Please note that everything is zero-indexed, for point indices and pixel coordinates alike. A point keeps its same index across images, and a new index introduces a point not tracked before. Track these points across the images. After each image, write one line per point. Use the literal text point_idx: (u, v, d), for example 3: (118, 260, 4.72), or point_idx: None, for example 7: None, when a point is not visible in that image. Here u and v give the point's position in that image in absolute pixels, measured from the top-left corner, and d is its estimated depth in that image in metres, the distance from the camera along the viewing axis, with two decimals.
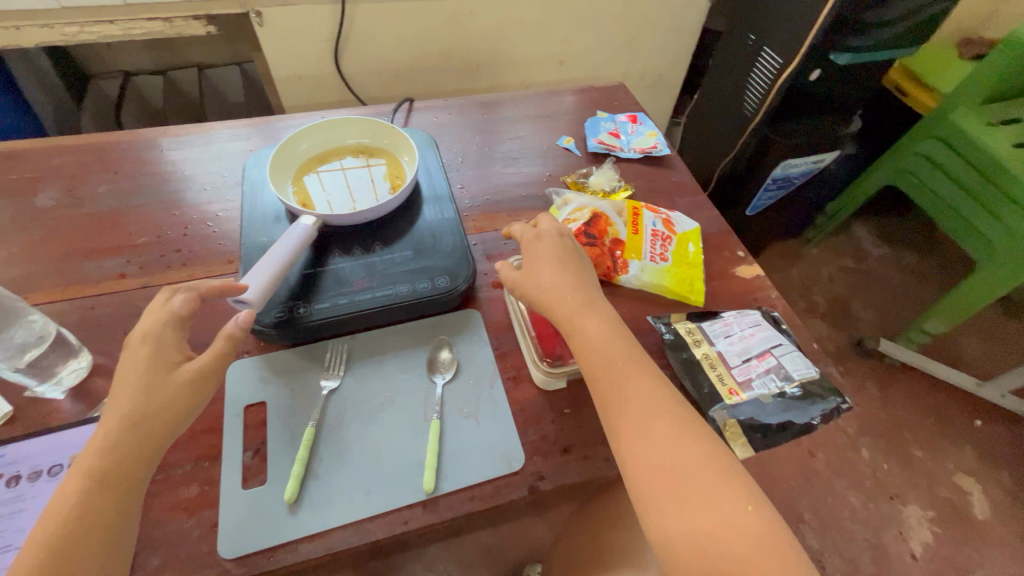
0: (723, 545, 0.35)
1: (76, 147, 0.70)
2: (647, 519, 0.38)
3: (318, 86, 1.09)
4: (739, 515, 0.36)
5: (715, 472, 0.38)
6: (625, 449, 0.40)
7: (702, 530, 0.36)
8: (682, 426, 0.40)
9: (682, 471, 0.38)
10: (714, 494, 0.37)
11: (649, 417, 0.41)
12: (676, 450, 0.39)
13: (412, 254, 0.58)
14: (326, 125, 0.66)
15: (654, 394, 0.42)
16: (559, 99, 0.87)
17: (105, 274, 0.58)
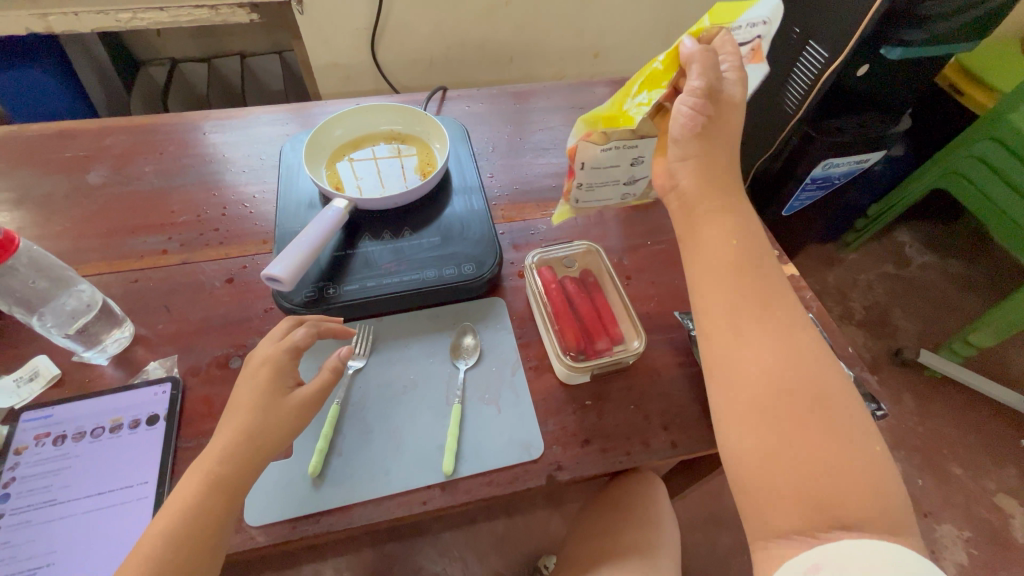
0: (813, 472, 0.36)
1: (125, 128, 0.73)
2: (732, 435, 0.40)
3: (353, 75, 1.11)
4: (854, 450, 0.37)
5: (818, 407, 0.38)
6: (727, 367, 0.41)
7: (801, 455, 0.37)
8: (810, 352, 0.40)
9: (794, 397, 0.38)
10: (829, 427, 0.37)
11: (767, 338, 0.40)
12: (783, 374, 0.39)
13: (440, 240, 0.59)
14: (360, 111, 0.67)
15: (787, 316, 0.41)
16: (593, 90, 0.86)
17: (148, 250, 0.61)
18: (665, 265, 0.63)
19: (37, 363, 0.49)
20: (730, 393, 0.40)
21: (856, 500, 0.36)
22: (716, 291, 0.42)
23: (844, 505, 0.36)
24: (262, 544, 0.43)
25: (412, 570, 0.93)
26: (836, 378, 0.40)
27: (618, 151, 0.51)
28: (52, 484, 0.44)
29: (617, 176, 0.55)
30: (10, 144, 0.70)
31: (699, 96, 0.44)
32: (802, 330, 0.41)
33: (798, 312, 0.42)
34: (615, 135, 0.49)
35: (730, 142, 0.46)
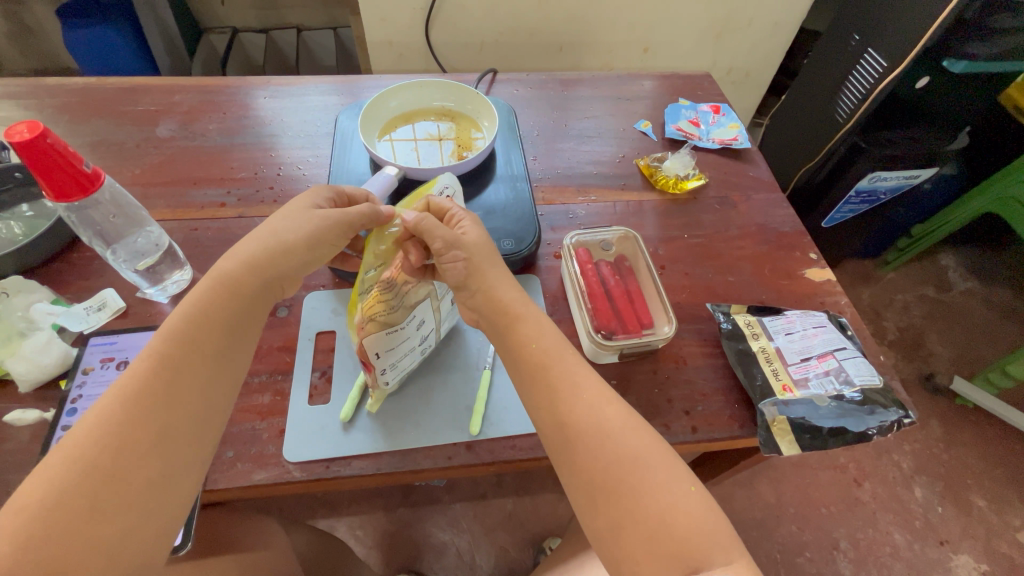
0: (666, 527, 0.35)
1: (193, 88, 0.77)
2: (588, 518, 0.38)
3: (406, 53, 1.13)
4: (679, 495, 0.36)
5: (657, 456, 0.38)
6: (569, 450, 0.39)
7: (643, 518, 0.36)
8: (617, 421, 0.39)
9: (618, 466, 0.37)
10: (651, 484, 0.37)
11: (574, 426, 0.39)
12: (612, 435, 0.38)
13: (482, 215, 0.61)
14: (415, 86, 0.69)
15: (583, 392, 0.40)
16: (641, 82, 0.86)
17: (209, 202, 0.65)
18: (701, 259, 0.64)
19: (105, 295, 0.54)
20: (575, 486, 0.39)
21: (711, 543, 0.34)
22: (539, 380, 0.42)
23: (704, 552, 0.34)
24: (296, 479, 0.45)
25: (421, 537, 0.96)
26: (644, 431, 0.39)
27: (407, 325, 0.46)
28: None
29: (413, 345, 0.48)
30: (90, 96, 0.75)
31: (447, 246, 0.45)
32: (604, 400, 0.40)
33: (593, 382, 0.41)
34: (389, 312, 0.45)
35: (492, 262, 0.47)
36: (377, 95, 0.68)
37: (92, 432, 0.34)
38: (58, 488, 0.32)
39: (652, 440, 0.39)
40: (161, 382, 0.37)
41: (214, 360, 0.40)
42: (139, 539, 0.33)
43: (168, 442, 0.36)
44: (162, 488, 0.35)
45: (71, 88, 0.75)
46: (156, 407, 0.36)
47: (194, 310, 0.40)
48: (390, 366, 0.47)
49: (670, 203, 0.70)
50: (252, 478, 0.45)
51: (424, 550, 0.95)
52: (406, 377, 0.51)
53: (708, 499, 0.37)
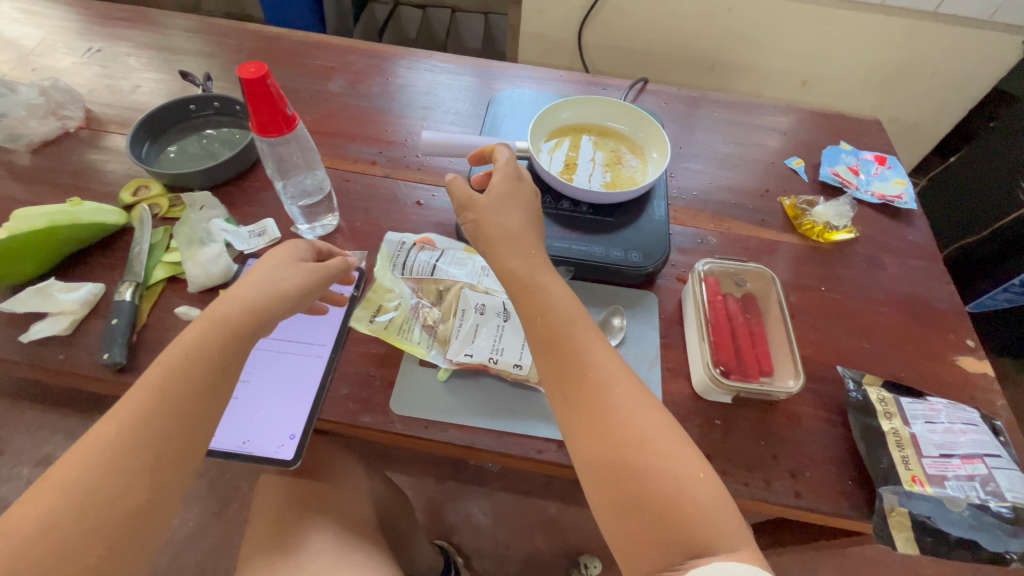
0: (667, 510, 0.34)
1: (365, 51, 0.84)
2: (589, 493, 0.37)
3: (554, 47, 1.15)
4: (686, 484, 0.34)
5: (666, 440, 0.36)
6: (581, 422, 0.38)
7: (645, 505, 0.34)
8: (626, 402, 0.37)
9: (623, 450, 0.36)
10: (658, 469, 0.35)
11: (587, 405, 0.38)
12: (620, 425, 0.37)
13: (614, 221, 0.60)
14: (595, 100, 0.66)
15: (596, 370, 0.39)
16: (801, 117, 0.80)
17: (361, 157, 0.70)
18: (835, 317, 0.59)
19: (266, 223, 0.60)
20: (581, 461, 0.38)
21: (716, 534, 0.33)
22: (561, 354, 0.41)
23: (708, 545, 0.32)
24: (397, 430, 0.48)
25: (463, 514, 0.99)
26: (659, 416, 0.37)
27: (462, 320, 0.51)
28: None
29: (494, 325, 0.51)
30: (279, 45, 0.83)
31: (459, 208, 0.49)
32: (621, 377, 0.39)
33: (622, 368, 0.40)
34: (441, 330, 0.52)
35: (501, 227, 0.47)
36: (550, 104, 0.66)
37: (95, 448, 0.34)
38: (48, 508, 0.32)
39: (667, 425, 0.37)
40: (160, 403, 0.36)
41: (215, 383, 0.39)
42: (129, 560, 0.33)
43: (151, 470, 0.35)
44: (155, 507, 0.35)
45: (265, 35, 0.84)
46: (154, 428, 0.36)
47: (190, 341, 0.39)
48: (491, 351, 0.49)
49: (810, 250, 0.65)
50: (358, 419, 0.48)
51: (462, 528, 0.98)
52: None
53: (718, 488, 0.35)
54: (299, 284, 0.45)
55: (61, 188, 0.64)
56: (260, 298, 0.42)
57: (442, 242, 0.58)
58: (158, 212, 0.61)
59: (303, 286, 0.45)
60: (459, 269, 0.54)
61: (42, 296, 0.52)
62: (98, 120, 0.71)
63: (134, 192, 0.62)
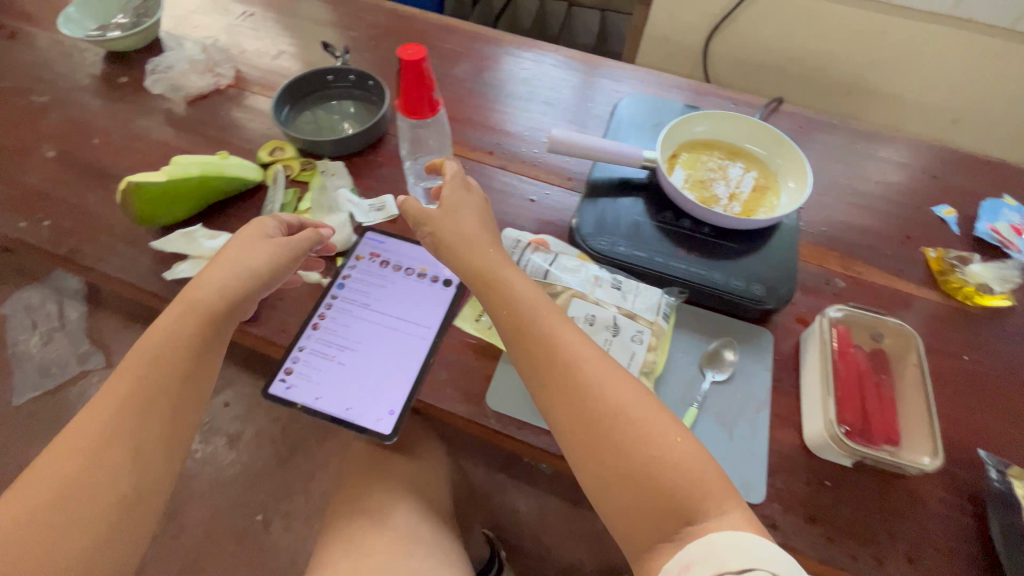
0: (652, 476, 0.36)
1: (493, 39, 0.84)
2: (579, 471, 0.39)
3: (677, 53, 1.10)
4: (662, 444, 0.37)
5: (637, 410, 0.38)
6: (562, 404, 0.40)
7: (628, 468, 0.37)
8: (595, 377, 0.40)
9: (601, 422, 0.38)
10: (635, 438, 0.37)
11: (562, 387, 0.40)
12: (590, 399, 0.39)
13: (737, 247, 0.57)
14: (733, 117, 0.63)
15: (561, 348, 0.41)
16: (957, 161, 0.72)
17: (480, 146, 0.70)
18: (977, 393, 0.52)
19: (385, 200, 0.61)
20: (569, 444, 0.40)
21: (704, 495, 0.35)
22: (530, 331, 0.43)
23: (698, 508, 0.34)
24: (490, 426, 0.48)
25: (510, 509, 0.99)
26: (625, 386, 0.40)
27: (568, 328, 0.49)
28: (370, 293, 0.54)
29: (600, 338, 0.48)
30: (412, 25, 0.85)
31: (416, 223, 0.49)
32: (582, 347, 0.42)
33: (579, 338, 0.42)
34: None
35: (464, 243, 0.47)
36: (685, 116, 0.63)
37: (82, 440, 0.39)
38: (43, 490, 0.37)
39: (639, 395, 0.39)
40: (131, 401, 0.41)
41: (184, 378, 0.43)
42: (124, 531, 0.38)
43: (132, 451, 0.39)
44: (142, 495, 0.40)
45: (401, 14, 0.87)
46: (131, 419, 0.40)
47: (156, 341, 0.43)
48: None
49: (953, 311, 0.58)
50: (454, 407, 0.49)
51: (507, 522, 0.98)
52: (646, 367, 0.48)
53: (695, 451, 0.37)
54: (271, 259, 0.48)
55: (210, 140, 0.69)
56: (230, 280, 0.47)
57: (557, 246, 0.56)
58: (290, 173, 0.64)
59: (270, 261, 0.48)
60: (571, 275, 0.52)
61: (187, 240, 0.56)
62: (246, 80, 0.76)
63: (270, 152, 0.66)
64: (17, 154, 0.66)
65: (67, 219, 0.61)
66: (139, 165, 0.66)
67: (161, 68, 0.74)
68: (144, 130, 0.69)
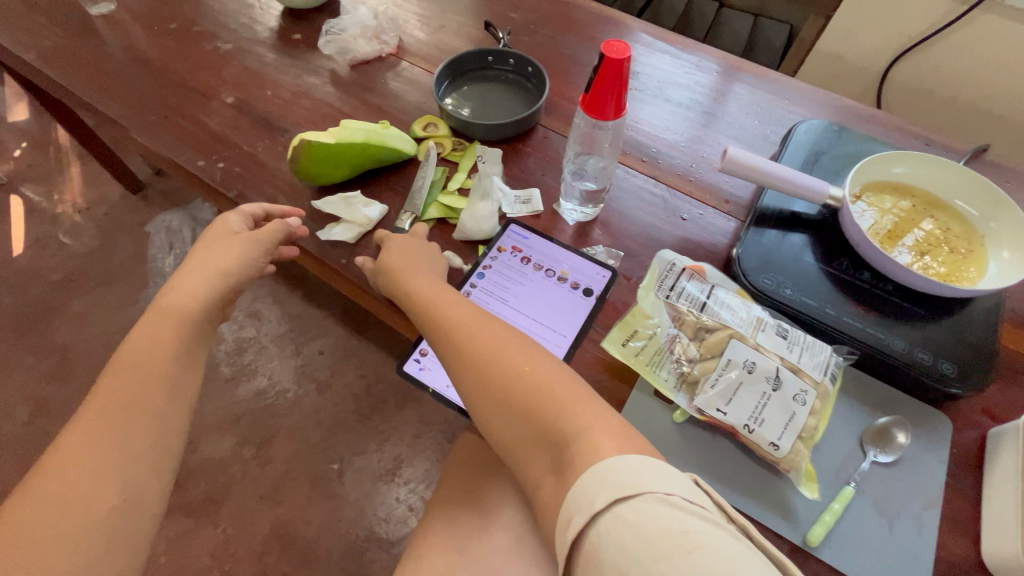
0: (542, 413, 0.37)
1: (658, 37, 0.79)
2: (491, 435, 0.39)
3: (850, 73, 0.99)
4: (541, 376, 0.38)
5: (512, 351, 0.40)
6: (465, 369, 0.41)
7: (524, 411, 0.37)
8: (478, 332, 0.42)
9: (490, 372, 0.39)
10: (515, 374, 0.39)
11: (443, 346, 0.43)
12: (479, 351, 0.41)
13: (925, 315, 0.49)
14: (943, 165, 0.54)
15: (437, 306, 0.45)
16: None
17: (633, 150, 0.66)
18: None
19: (532, 193, 0.60)
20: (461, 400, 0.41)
21: (585, 417, 0.36)
22: (437, 302, 0.45)
23: (583, 431, 0.35)
24: None
25: None
26: (482, 325, 0.43)
27: (721, 373, 0.44)
28: (508, 289, 0.53)
29: (756, 392, 0.43)
30: (574, 12, 0.82)
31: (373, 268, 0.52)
32: (448, 299, 0.45)
33: (444, 292, 0.46)
34: (695, 373, 0.46)
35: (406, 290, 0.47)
36: (883, 154, 0.56)
37: (83, 437, 0.39)
38: (48, 485, 0.36)
39: (508, 336, 0.41)
40: (113, 407, 0.40)
41: (169, 380, 0.43)
42: (134, 514, 0.38)
43: (135, 442, 0.40)
44: (131, 502, 0.38)
45: None
46: (136, 406, 0.41)
47: (144, 345, 0.44)
48: (748, 418, 0.43)
49: None
50: None
51: None
52: (804, 432, 0.43)
53: (568, 380, 0.38)
54: (242, 255, 0.50)
55: (368, 106, 0.70)
56: (207, 285, 0.48)
57: (715, 276, 0.51)
58: (442, 151, 0.64)
59: (240, 257, 0.50)
60: (732, 313, 0.46)
61: (345, 204, 0.59)
62: (407, 50, 0.77)
63: (424, 128, 0.67)
64: (201, 96, 0.72)
65: (237, 165, 0.65)
66: (303, 122, 0.68)
67: (335, 29, 0.76)
68: (311, 88, 0.72)
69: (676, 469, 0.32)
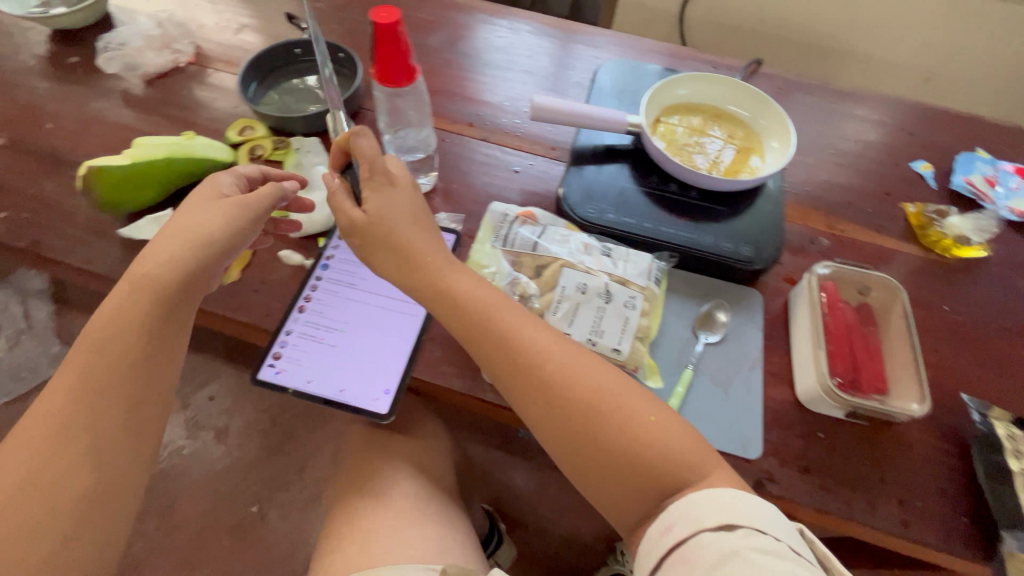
0: (630, 453, 0.39)
1: (467, 7, 0.81)
2: (562, 460, 0.42)
3: (654, 19, 1.09)
4: (636, 420, 0.40)
5: (620, 399, 0.40)
6: (541, 399, 0.41)
7: (609, 452, 0.39)
8: (561, 368, 0.41)
9: (582, 409, 0.40)
10: (615, 424, 0.39)
11: (504, 359, 0.42)
12: (573, 391, 0.40)
13: (725, 211, 0.56)
14: (715, 80, 0.62)
15: (511, 333, 0.42)
16: (935, 117, 0.73)
17: (459, 118, 0.68)
18: (959, 341, 0.54)
19: None
20: (519, 404, 0.42)
21: (688, 465, 0.39)
22: (511, 329, 0.43)
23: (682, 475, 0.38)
24: (488, 399, 0.47)
25: (508, 485, 1.00)
26: (580, 362, 0.42)
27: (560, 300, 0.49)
28: (357, 274, 0.53)
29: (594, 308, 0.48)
30: None
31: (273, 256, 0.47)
32: (505, 309, 0.44)
33: (520, 314, 0.43)
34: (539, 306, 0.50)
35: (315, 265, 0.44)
36: (668, 80, 0.62)
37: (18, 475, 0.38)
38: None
39: (615, 381, 0.41)
40: (48, 444, 0.39)
41: (117, 415, 0.41)
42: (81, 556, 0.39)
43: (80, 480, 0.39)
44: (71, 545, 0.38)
45: None
46: (75, 445, 0.39)
47: (88, 374, 0.41)
48: (590, 332, 0.47)
49: (932, 264, 0.59)
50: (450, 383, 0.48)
51: (506, 499, 0.99)
52: (640, 332, 0.49)
53: (670, 427, 0.40)
54: (227, 222, 0.45)
55: (173, 121, 0.65)
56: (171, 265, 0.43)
57: (545, 218, 0.55)
58: (261, 153, 0.61)
59: (224, 220, 0.45)
60: (561, 246, 0.51)
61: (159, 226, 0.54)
62: (207, 56, 0.72)
63: (239, 132, 0.63)
64: None
65: (26, 211, 0.57)
66: (99, 151, 0.62)
67: (114, 46, 0.70)
68: (102, 113, 0.65)
69: (779, 510, 0.36)
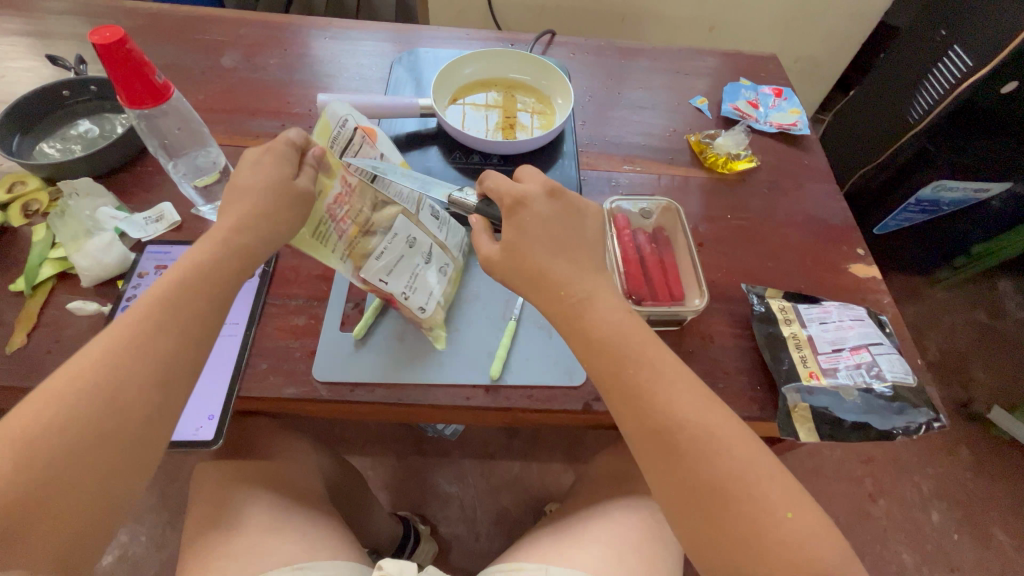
0: (764, 541, 0.35)
1: (259, 22, 0.79)
2: (677, 530, 0.39)
3: (466, 10, 1.13)
4: (780, 511, 0.36)
5: (755, 474, 0.37)
6: (669, 462, 0.38)
7: (734, 537, 0.36)
8: (703, 445, 0.37)
9: (713, 484, 0.37)
10: (748, 506, 0.36)
11: (635, 411, 0.39)
12: (715, 464, 0.37)
13: None
14: (495, 53, 0.66)
15: (650, 390, 0.39)
16: (705, 58, 0.83)
17: (264, 132, 0.67)
18: (743, 241, 0.62)
19: (163, 207, 0.57)
20: (641, 456, 0.39)
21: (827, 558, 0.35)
22: (646, 393, 0.39)
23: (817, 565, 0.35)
24: (322, 397, 0.48)
25: (428, 486, 1.00)
26: (719, 433, 0.38)
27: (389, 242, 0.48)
28: None
29: (414, 262, 0.50)
30: (161, 21, 0.77)
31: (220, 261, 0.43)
32: (638, 364, 0.40)
33: (671, 373, 0.40)
34: (364, 242, 0.47)
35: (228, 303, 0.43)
36: (453, 60, 0.65)
37: None
38: None
39: (757, 460, 0.37)
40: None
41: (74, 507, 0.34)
42: None
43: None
44: None
45: (146, 12, 0.78)
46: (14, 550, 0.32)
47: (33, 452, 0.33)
48: (406, 286, 0.49)
49: (716, 181, 0.68)
50: (282, 391, 0.47)
51: (429, 499, 0.99)
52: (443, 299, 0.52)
53: (813, 516, 0.37)
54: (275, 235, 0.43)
55: None
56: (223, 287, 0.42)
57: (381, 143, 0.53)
58: (40, 208, 0.57)
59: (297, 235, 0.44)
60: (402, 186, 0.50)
61: None
62: None
63: (8, 189, 0.57)
64: None
65: None
66: None
67: None
68: None
69: None
